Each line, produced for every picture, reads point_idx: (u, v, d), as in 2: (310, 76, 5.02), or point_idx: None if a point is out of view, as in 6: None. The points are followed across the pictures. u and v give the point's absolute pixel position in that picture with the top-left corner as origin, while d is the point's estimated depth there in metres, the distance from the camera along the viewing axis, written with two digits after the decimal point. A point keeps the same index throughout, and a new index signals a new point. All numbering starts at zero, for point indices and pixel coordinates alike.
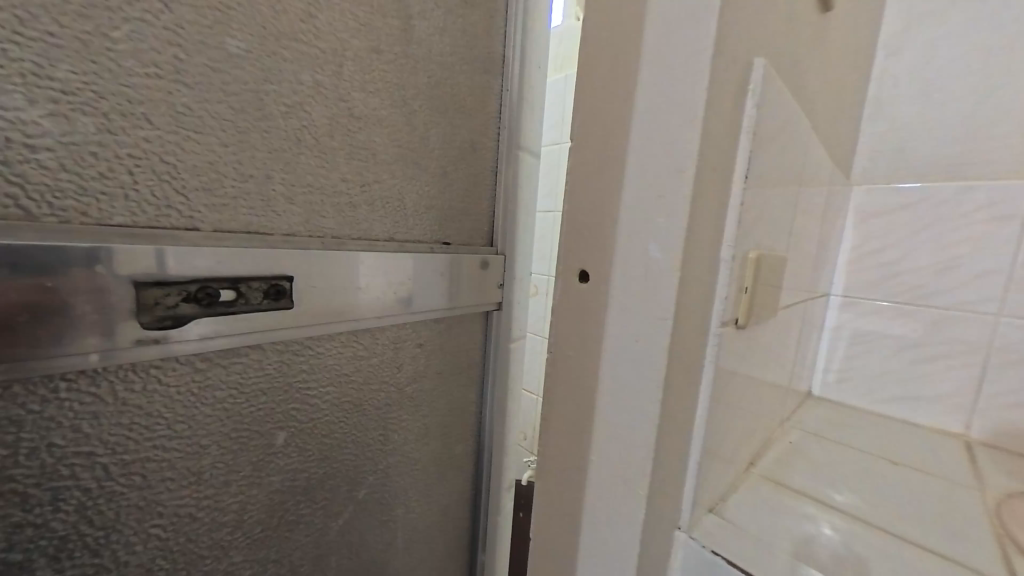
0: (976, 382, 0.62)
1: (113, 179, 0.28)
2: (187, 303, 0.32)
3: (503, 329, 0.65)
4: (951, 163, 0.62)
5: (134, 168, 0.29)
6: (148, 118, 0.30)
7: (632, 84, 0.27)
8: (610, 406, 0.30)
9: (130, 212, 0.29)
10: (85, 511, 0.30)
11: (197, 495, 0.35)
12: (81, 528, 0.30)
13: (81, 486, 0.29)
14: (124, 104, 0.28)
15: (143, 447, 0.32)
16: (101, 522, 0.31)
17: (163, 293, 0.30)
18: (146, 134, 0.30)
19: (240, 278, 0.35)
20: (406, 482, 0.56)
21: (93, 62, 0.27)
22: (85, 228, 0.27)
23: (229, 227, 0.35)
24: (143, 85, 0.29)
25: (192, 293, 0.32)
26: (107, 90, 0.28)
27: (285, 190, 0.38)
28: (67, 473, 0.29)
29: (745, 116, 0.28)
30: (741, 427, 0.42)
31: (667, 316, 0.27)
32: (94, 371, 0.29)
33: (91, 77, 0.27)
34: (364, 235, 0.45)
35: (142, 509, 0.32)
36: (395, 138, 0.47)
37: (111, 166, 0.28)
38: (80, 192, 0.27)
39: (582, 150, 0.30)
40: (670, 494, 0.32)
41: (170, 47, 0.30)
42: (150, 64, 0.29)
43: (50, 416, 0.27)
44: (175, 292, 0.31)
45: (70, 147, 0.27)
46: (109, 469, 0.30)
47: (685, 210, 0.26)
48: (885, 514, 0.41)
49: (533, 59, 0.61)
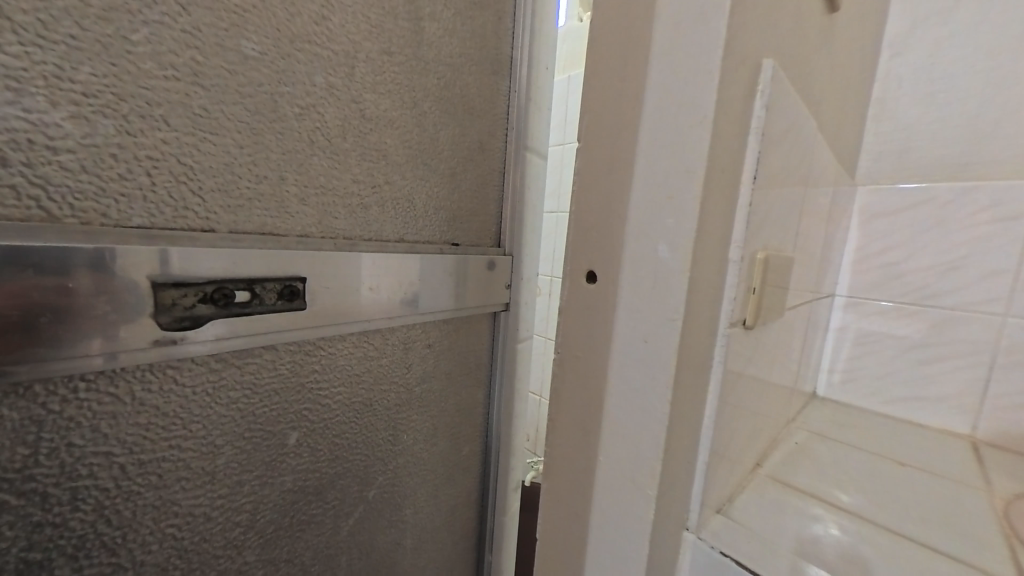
0: (983, 382, 0.62)
1: (131, 180, 0.29)
2: (204, 303, 0.32)
3: (509, 330, 0.65)
4: (957, 163, 0.62)
5: (152, 169, 0.29)
6: (166, 121, 0.30)
7: (646, 86, 0.27)
8: (622, 406, 0.30)
9: (148, 213, 0.30)
10: (103, 510, 0.30)
11: (212, 495, 0.36)
12: (98, 527, 0.30)
13: (100, 485, 0.29)
14: (143, 106, 0.29)
15: (160, 447, 0.32)
16: (117, 522, 0.31)
17: (180, 293, 0.31)
18: (164, 136, 0.30)
19: (256, 279, 0.35)
20: (415, 481, 0.56)
21: (114, 64, 0.27)
22: (104, 229, 0.28)
23: (243, 228, 0.35)
24: (162, 88, 0.29)
25: (209, 294, 0.32)
26: (126, 92, 0.28)
27: (298, 191, 0.38)
28: (86, 472, 0.29)
29: (756, 116, 0.28)
30: (750, 426, 0.42)
31: (683, 317, 0.27)
32: (112, 371, 0.29)
33: (110, 79, 0.27)
34: (374, 236, 0.45)
35: (157, 509, 0.33)
36: (405, 139, 0.47)
37: (130, 167, 0.28)
38: (100, 194, 0.27)
39: (595, 150, 0.30)
40: (680, 494, 0.32)
41: (188, 50, 0.30)
42: (168, 66, 0.29)
43: (69, 416, 0.28)
44: (192, 293, 0.31)
45: (91, 148, 0.27)
46: (126, 469, 0.30)
47: (697, 211, 0.26)
48: (892, 514, 0.41)
49: (539, 59, 0.61)
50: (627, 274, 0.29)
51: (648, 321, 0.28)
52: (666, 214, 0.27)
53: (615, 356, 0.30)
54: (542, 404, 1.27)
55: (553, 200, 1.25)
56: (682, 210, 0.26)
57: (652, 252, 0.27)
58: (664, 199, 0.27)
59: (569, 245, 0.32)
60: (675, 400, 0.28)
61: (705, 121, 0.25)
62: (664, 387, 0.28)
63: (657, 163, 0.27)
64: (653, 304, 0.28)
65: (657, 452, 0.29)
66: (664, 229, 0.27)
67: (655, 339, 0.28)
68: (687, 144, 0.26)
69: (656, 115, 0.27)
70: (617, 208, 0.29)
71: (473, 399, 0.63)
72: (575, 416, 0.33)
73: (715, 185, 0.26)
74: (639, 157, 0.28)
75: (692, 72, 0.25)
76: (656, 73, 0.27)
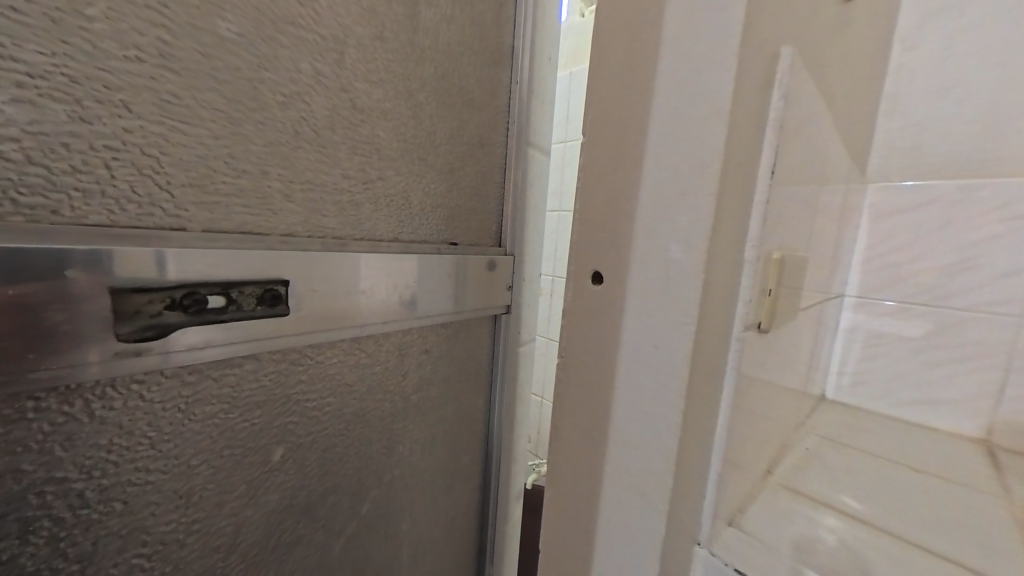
0: (999, 384, 0.60)
1: (88, 173, 0.27)
2: (172, 310, 0.30)
3: (510, 333, 0.63)
4: (973, 159, 0.60)
5: (112, 161, 0.28)
6: (128, 107, 0.28)
7: (651, 72, 0.26)
8: (626, 412, 0.29)
9: (108, 209, 0.28)
10: (59, 543, 0.28)
11: (181, 523, 0.34)
12: (54, 561, 0.28)
13: (54, 515, 0.28)
14: (101, 90, 0.27)
15: (124, 470, 0.30)
16: (77, 554, 0.29)
17: (146, 300, 0.29)
18: (126, 124, 0.28)
19: (231, 283, 0.33)
20: (412, 493, 0.55)
21: (65, 42, 0.25)
22: (57, 228, 0.26)
23: (222, 227, 0.33)
24: (123, 69, 0.27)
25: (178, 300, 0.30)
26: (81, 74, 0.26)
27: (282, 187, 0.37)
28: (39, 502, 0.27)
29: (774, 106, 0.26)
30: (759, 432, 0.40)
31: (696, 319, 0.25)
32: (69, 388, 0.27)
33: (60, 59, 0.25)
34: (366, 235, 0.44)
35: (124, 537, 0.31)
36: (400, 133, 0.45)
37: (86, 158, 0.27)
38: (50, 186, 0.26)
39: (598, 144, 0.29)
40: (691, 507, 0.30)
41: (155, 29, 0.28)
42: (131, 46, 0.28)
43: (18, 440, 0.26)
44: (159, 299, 0.30)
45: (38, 136, 0.25)
46: (85, 496, 0.29)
47: (710, 207, 0.24)
48: (910, 525, 0.39)
49: (540, 51, 0.59)
50: (636, 274, 0.27)
51: (656, 324, 0.27)
52: (676, 209, 0.25)
53: (624, 359, 0.28)
54: (544, 405, 1.26)
55: (556, 201, 1.23)
56: (692, 203, 0.24)
57: (661, 248, 0.26)
58: (672, 192, 0.25)
59: (573, 243, 0.31)
60: (690, 406, 0.26)
61: (718, 110, 0.23)
62: (677, 392, 0.26)
63: (666, 155, 0.25)
64: (662, 304, 0.26)
65: (665, 462, 0.27)
66: (675, 227, 0.25)
67: (666, 340, 0.26)
68: (696, 130, 0.24)
69: (665, 104, 0.25)
70: (624, 204, 0.28)
71: (473, 403, 0.62)
72: (580, 421, 0.31)
73: (730, 175, 0.24)
74: (646, 150, 0.26)
75: (701, 58, 0.24)
76: (662, 59, 0.25)
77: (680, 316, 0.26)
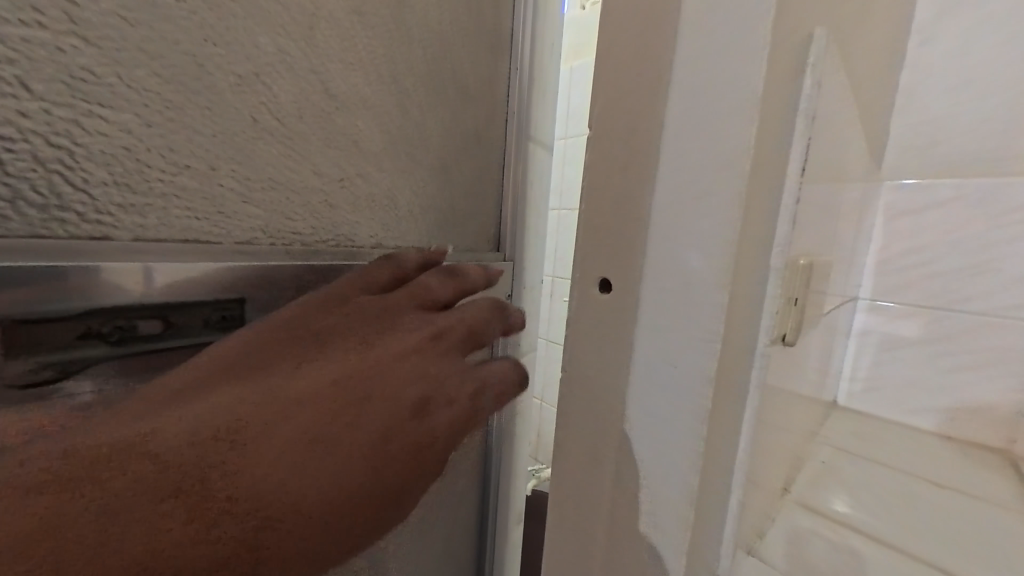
0: (1020, 392, 0.58)
1: None
2: (89, 343, 0.22)
3: (513, 344, 0.59)
4: (993, 157, 0.57)
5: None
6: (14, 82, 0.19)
7: (667, 56, 0.23)
8: (637, 434, 0.26)
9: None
10: None
11: (264, 426, 0.22)
12: None
13: None
14: None
15: None
16: None
17: (34, 334, 0.20)
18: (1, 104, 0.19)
19: (167, 307, 0.24)
20: (412, 538, 0.49)
21: None
22: None
23: (161, 239, 0.24)
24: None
25: (94, 329, 0.22)
26: None
27: (241, 188, 0.28)
28: None
29: (805, 95, 0.23)
30: (776, 448, 0.37)
31: (719, 335, 0.23)
32: None
33: None
34: (342, 243, 0.36)
35: None
36: (385, 124, 0.39)
37: None
38: None
39: (605, 141, 0.25)
40: (708, 539, 0.27)
41: None
42: None
43: None
44: (60, 331, 0.21)
45: None
46: None
47: (734, 210, 0.22)
48: (937, 546, 0.37)
49: (541, 41, 0.56)
50: (648, 286, 0.25)
51: (673, 340, 0.24)
52: (695, 217, 0.23)
53: (635, 380, 0.26)
54: (545, 408, 1.24)
55: (557, 199, 1.20)
56: (714, 211, 0.22)
57: (677, 258, 0.23)
58: (690, 196, 0.22)
59: (576, 250, 0.28)
60: (709, 430, 0.24)
61: (747, 101, 0.21)
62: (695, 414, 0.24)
63: (684, 155, 0.23)
64: (680, 320, 0.24)
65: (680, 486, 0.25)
66: (696, 232, 0.23)
67: (682, 360, 0.24)
68: (720, 128, 0.21)
69: (684, 96, 0.22)
70: (634, 209, 0.25)
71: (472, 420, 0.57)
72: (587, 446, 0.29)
73: (758, 178, 0.22)
74: (661, 149, 0.23)
75: (726, 41, 0.21)
76: (682, 45, 0.22)
77: (700, 335, 0.23)
